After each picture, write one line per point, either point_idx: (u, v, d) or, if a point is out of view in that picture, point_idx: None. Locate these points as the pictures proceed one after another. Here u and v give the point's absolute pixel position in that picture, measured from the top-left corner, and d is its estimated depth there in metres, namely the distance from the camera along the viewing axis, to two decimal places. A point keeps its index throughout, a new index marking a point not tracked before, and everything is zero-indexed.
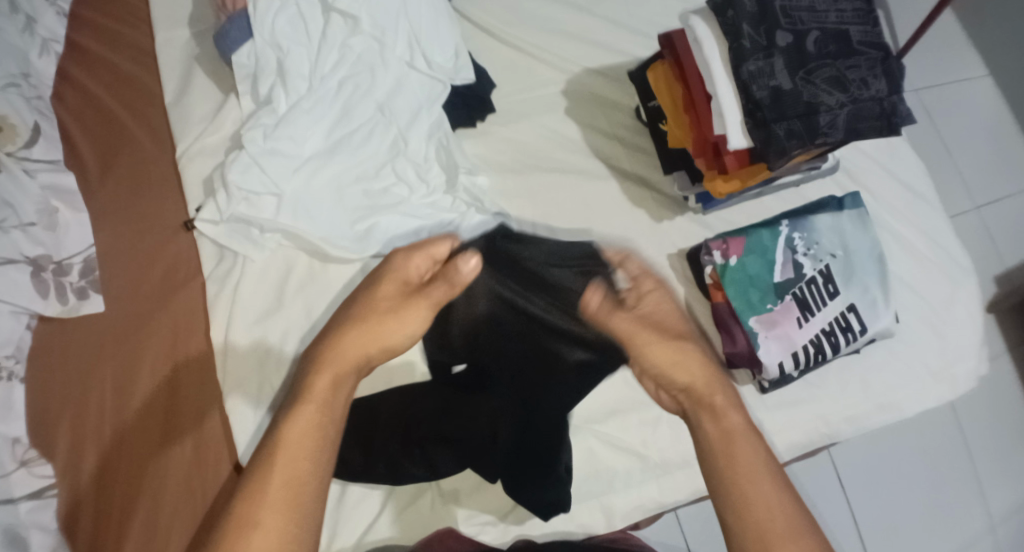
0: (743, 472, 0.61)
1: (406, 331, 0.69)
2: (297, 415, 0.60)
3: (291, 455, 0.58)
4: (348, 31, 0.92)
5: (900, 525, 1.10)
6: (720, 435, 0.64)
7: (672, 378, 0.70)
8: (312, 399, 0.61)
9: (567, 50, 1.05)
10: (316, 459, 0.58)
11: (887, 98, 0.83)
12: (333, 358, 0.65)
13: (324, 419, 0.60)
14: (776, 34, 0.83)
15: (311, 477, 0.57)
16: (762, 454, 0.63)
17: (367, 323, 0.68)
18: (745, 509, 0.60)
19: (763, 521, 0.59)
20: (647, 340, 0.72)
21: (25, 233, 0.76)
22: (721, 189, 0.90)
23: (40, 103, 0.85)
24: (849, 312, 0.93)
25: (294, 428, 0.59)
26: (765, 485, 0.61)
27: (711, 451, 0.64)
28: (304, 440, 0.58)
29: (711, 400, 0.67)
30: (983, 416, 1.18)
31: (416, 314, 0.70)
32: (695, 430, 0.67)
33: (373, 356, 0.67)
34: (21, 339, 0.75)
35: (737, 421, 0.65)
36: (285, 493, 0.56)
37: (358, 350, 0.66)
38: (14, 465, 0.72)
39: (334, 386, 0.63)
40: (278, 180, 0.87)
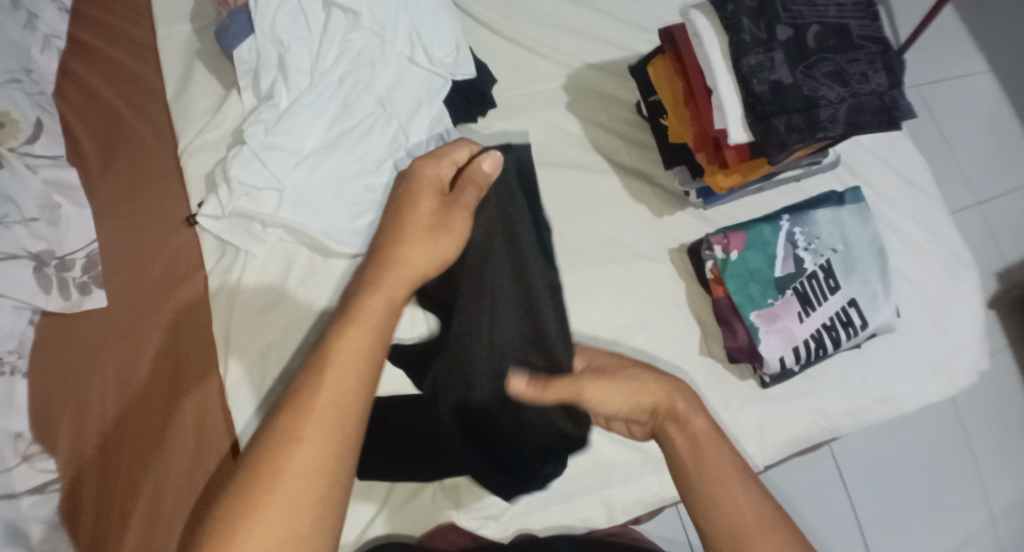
0: (710, 475, 0.65)
1: (447, 244, 0.67)
2: (345, 335, 0.59)
3: (336, 376, 0.57)
4: (349, 27, 0.93)
5: (901, 519, 1.10)
6: (686, 442, 0.68)
7: (633, 412, 0.73)
8: (361, 320, 0.60)
9: (568, 45, 1.05)
10: (363, 381, 0.57)
11: (887, 92, 0.83)
12: (383, 280, 0.63)
13: (374, 341, 0.59)
14: (776, 28, 0.83)
15: (357, 400, 0.57)
16: (727, 454, 0.66)
17: (409, 243, 0.65)
18: (715, 510, 0.64)
19: (730, 517, 0.63)
20: (595, 389, 0.73)
21: (28, 229, 0.79)
22: (721, 183, 0.91)
23: (43, 98, 0.88)
24: (850, 307, 0.93)
25: (343, 348, 0.58)
26: (732, 484, 0.64)
27: (679, 459, 0.68)
28: (352, 361, 0.58)
29: (673, 411, 0.71)
30: (984, 410, 1.18)
31: (460, 227, 0.69)
32: (665, 443, 0.70)
33: (423, 272, 0.66)
34: (24, 334, 0.78)
35: (701, 424, 0.69)
36: (331, 410, 0.55)
37: (405, 270, 0.64)
38: (15, 460, 0.74)
39: (382, 307, 0.62)
40: (279, 174, 0.87)
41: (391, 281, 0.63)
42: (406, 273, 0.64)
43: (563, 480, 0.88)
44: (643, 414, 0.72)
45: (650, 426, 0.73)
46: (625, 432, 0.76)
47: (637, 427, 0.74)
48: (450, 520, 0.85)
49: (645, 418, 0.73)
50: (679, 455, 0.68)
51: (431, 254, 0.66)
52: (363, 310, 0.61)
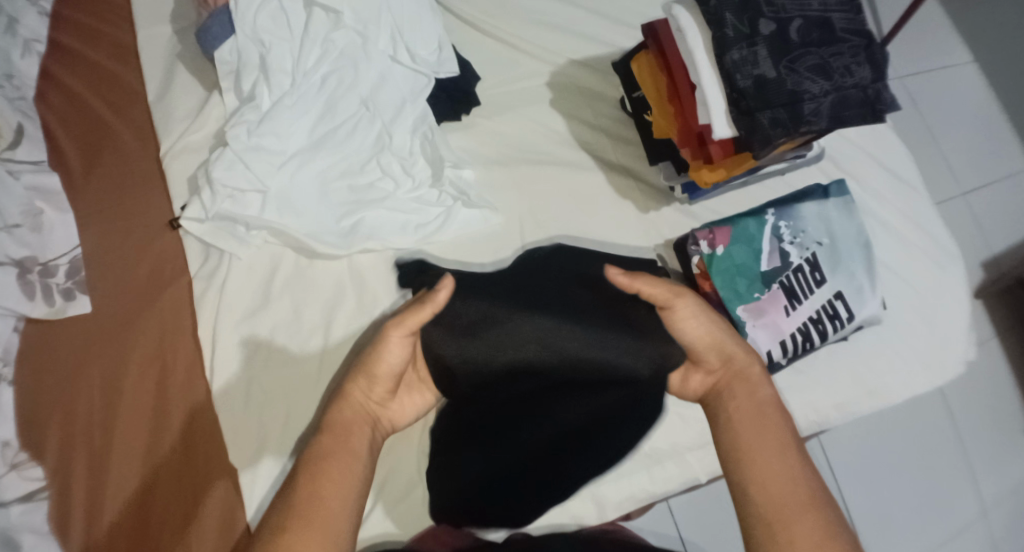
0: (762, 448, 0.69)
1: (390, 363, 0.74)
2: (323, 443, 0.68)
3: (324, 477, 0.65)
4: (330, 26, 0.92)
5: (892, 509, 1.11)
6: (750, 407, 0.72)
7: (705, 354, 0.77)
8: (336, 430, 0.69)
9: (552, 41, 1.05)
10: (349, 488, 0.66)
11: (871, 85, 0.83)
12: (345, 394, 0.73)
13: (350, 436, 0.70)
14: (759, 22, 0.83)
15: (343, 502, 0.65)
16: (783, 432, 0.70)
17: (353, 379, 0.74)
18: (760, 479, 0.67)
19: (769, 484, 0.66)
20: (685, 310, 0.78)
21: (10, 235, 0.78)
22: (707, 178, 0.91)
23: (24, 104, 0.86)
24: (837, 299, 0.93)
25: (328, 452, 0.67)
26: (784, 461, 0.68)
27: (734, 423, 0.71)
28: (339, 467, 0.67)
29: (747, 373, 0.75)
30: (971, 398, 1.19)
31: (396, 350, 0.74)
32: (725, 403, 0.74)
33: (375, 389, 0.75)
34: (9, 342, 0.77)
35: (768, 394, 0.73)
36: (316, 504, 0.63)
37: (360, 387, 0.74)
38: (3, 467, 0.73)
39: (356, 420, 0.71)
40: (263, 176, 0.87)
41: (360, 398, 0.74)
42: (364, 398, 0.74)
43: None
44: (714, 362, 0.77)
45: (717, 377, 0.77)
46: (680, 382, 0.80)
47: (700, 377, 0.78)
48: (444, 521, 0.85)
49: (714, 366, 0.77)
50: (738, 417, 0.72)
51: (385, 368, 0.74)
52: (339, 421, 0.71)
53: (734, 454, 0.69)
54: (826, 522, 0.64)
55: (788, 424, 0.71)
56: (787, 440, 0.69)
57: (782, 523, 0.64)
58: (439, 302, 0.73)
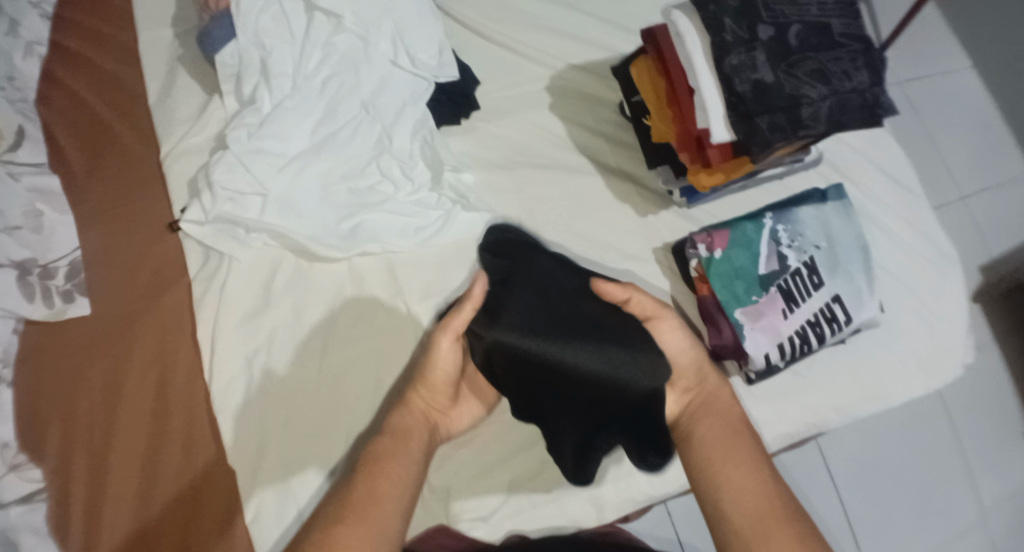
0: (732, 466, 0.71)
1: (446, 366, 0.79)
2: (383, 444, 0.72)
3: (381, 475, 0.68)
4: (332, 30, 0.92)
5: (890, 513, 1.11)
6: (721, 425, 0.75)
7: (683, 371, 0.79)
8: (397, 433, 0.73)
9: (552, 45, 1.05)
10: (406, 485, 0.69)
11: (869, 89, 0.83)
12: (408, 402, 0.79)
13: (412, 440, 0.73)
14: (758, 28, 0.83)
15: (397, 499, 0.67)
16: (753, 449, 0.72)
17: (417, 388, 0.80)
18: (734, 496, 0.69)
19: (740, 501, 0.69)
20: (667, 326, 0.79)
21: (11, 237, 0.79)
22: (705, 183, 0.91)
23: (25, 105, 0.88)
24: (834, 303, 0.94)
25: (387, 452, 0.70)
26: (757, 477, 0.70)
27: (705, 442, 0.74)
28: (396, 466, 0.69)
29: (718, 393, 0.78)
30: (970, 403, 1.19)
31: (448, 355, 0.78)
32: (699, 423, 0.76)
33: (435, 395, 0.80)
34: (9, 342, 0.78)
35: (737, 414, 0.76)
36: (369, 504, 0.65)
37: (423, 397, 0.79)
38: (3, 469, 0.74)
39: (414, 423, 0.76)
40: (263, 178, 0.87)
41: (422, 403, 0.79)
42: (426, 404, 0.79)
43: (552, 480, 0.88)
44: (688, 381, 0.79)
45: (690, 397, 0.79)
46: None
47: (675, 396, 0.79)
48: (442, 523, 0.85)
49: (687, 387, 0.79)
50: (707, 436, 0.74)
51: (440, 371, 0.79)
52: (399, 425, 0.74)
53: (706, 472, 0.72)
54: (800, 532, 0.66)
55: (756, 441, 0.74)
56: (756, 456, 0.72)
57: (758, 536, 0.66)
58: (478, 298, 0.75)
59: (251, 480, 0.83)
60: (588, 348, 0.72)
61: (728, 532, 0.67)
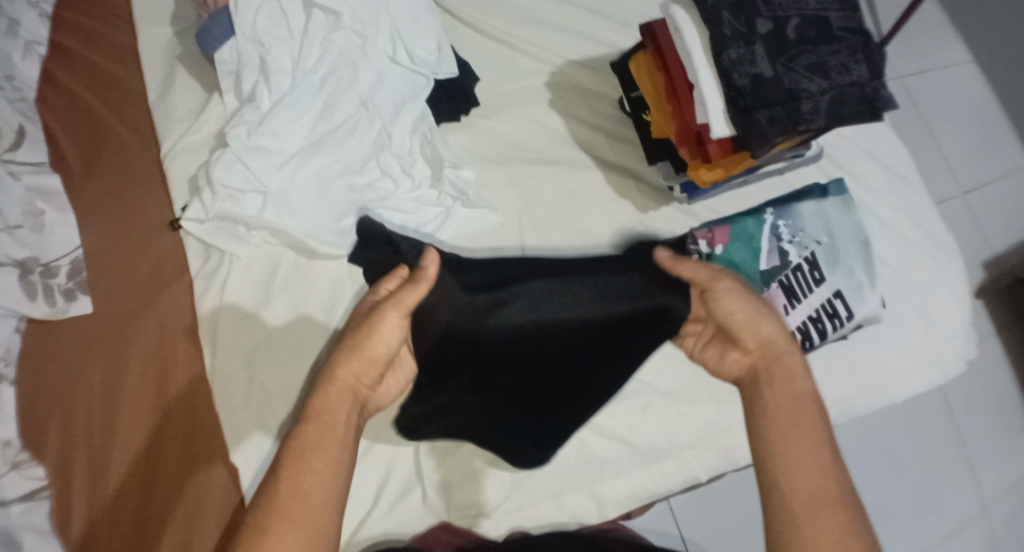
0: (794, 442, 0.66)
1: (382, 342, 0.74)
2: (307, 431, 0.66)
3: (307, 471, 0.63)
4: (330, 27, 0.92)
5: (892, 508, 1.11)
6: (786, 397, 0.69)
7: (742, 334, 0.76)
8: (319, 417, 0.67)
9: (550, 41, 1.05)
10: (332, 479, 0.64)
11: (869, 83, 0.83)
12: (330, 379, 0.71)
13: (337, 426, 0.67)
14: (756, 21, 0.83)
15: (321, 496, 0.62)
16: (818, 424, 0.67)
17: (345, 359, 0.72)
18: (792, 473, 0.65)
19: (797, 478, 0.64)
20: (724, 290, 0.77)
21: (10, 235, 0.80)
22: (705, 177, 0.91)
23: (25, 104, 0.88)
24: (836, 298, 0.93)
25: (313, 442, 0.65)
26: (817, 456, 0.65)
27: (770, 410, 0.69)
28: (322, 458, 0.64)
29: (787, 363, 0.72)
30: (972, 397, 1.18)
31: (392, 328, 0.73)
32: (763, 391, 0.71)
33: (363, 372, 0.73)
34: (9, 342, 0.77)
35: (806, 387, 0.70)
36: (292, 503, 0.61)
37: (350, 373, 0.72)
38: (5, 468, 0.74)
39: (341, 402, 0.70)
40: (262, 177, 0.87)
41: (350, 374, 0.72)
42: (354, 380, 0.72)
43: (554, 476, 0.88)
44: (751, 342, 0.75)
45: (753, 358, 0.75)
46: (716, 359, 0.79)
47: (737, 355, 0.77)
48: (445, 520, 0.86)
49: (751, 348, 0.75)
50: (775, 404, 0.69)
51: (378, 342, 0.73)
52: (324, 407, 0.68)
53: (766, 442, 0.67)
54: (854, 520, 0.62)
55: (823, 419, 0.68)
56: (821, 437, 0.66)
57: (805, 514, 0.62)
58: (432, 276, 0.74)
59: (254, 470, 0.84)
60: (584, 288, 0.79)
61: (779, 503, 0.64)
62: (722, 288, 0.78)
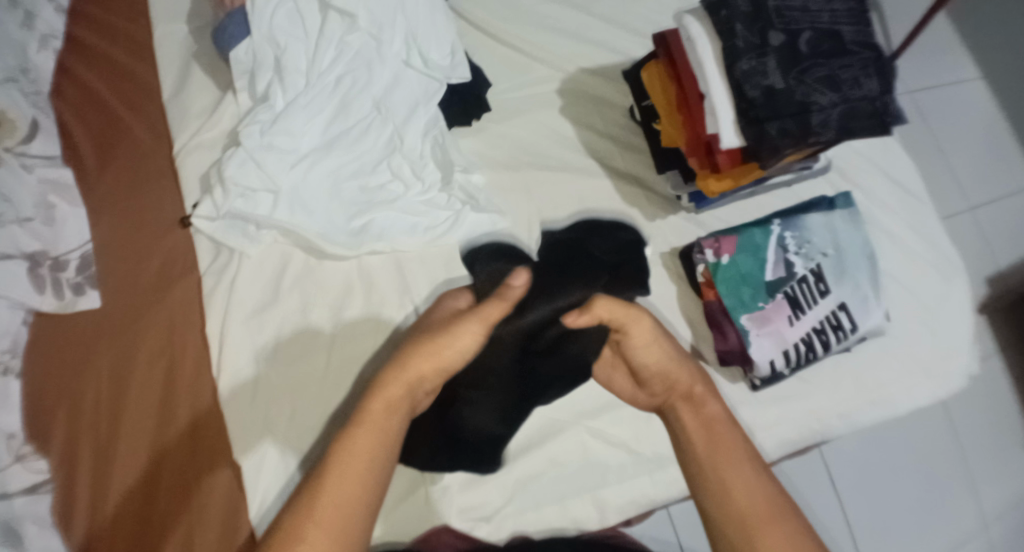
0: (722, 463, 0.69)
1: (459, 351, 0.71)
2: (354, 438, 0.66)
3: (342, 476, 0.63)
4: (345, 28, 0.92)
5: (892, 523, 1.11)
6: (699, 423, 0.73)
7: (651, 379, 0.77)
8: (369, 422, 0.67)
9: (563, 48, 1.06)
10: (370, 485, 0.64)
11: (880, 97, 0.83)
12: (386, 386, 0.69)
13: (383, 436, 0.66)
14: (769, 33, 0.83)
15: (355, 504, 0.63)
16: (739, 440, 0.71)
17: (412, 360, 0.70)
18: (724, 497, 0.68)
19: (730, 492, 0.68)
20: (641, 337, 0.75)
21: (24, 228, 0.81)
22: (714, 188, 0.91)
23: (39, 97, 0.88)
24: (840, 310, 0.94)
25: (356, 446, 0.65)
26: (741, 471, 0.69)
27: (689, 440, 0.72)
28: (360, 463, 0.64)
29: (690, 393, 0.75)
30: (975, 414, 1.19)
31: (468, 340, 0.71)
32: (675, 420, 0.75)
33: (427, 379, 0.71)
34: (17, 334, 0.78)
35: (715, 410, 0.73)
36: (330, 514, 0.62)
37: (415, 379, 0.69)
38: (9, 459, 0.75)
39: (393, 408, 0.68)
40: (274, 176, 0.88)
41: (411, 380, 0.69)
42: (416, 386, 0.70)
43: (556, 480, 0.89)
44: (656, 387, 0.77)
45: (659, 398, 0.77)
46: (627, 394, 0.80)
47: (645, 396, 0.79)
48: (446, 522, 0.85)
49: (657, 390, 0.77)
50: (688, 431, 0.73)
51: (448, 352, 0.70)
52: (371, 410, 0.67)
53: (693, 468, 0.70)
54: (791, 528, 0.65)
55: (740, 433, 0.72)
56: (742, 453, 0.70)
57: (744, 535, 0.65)
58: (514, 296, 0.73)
59: (254, 467, 0.84)
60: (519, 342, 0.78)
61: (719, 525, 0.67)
62: (638, 334, 0.75)
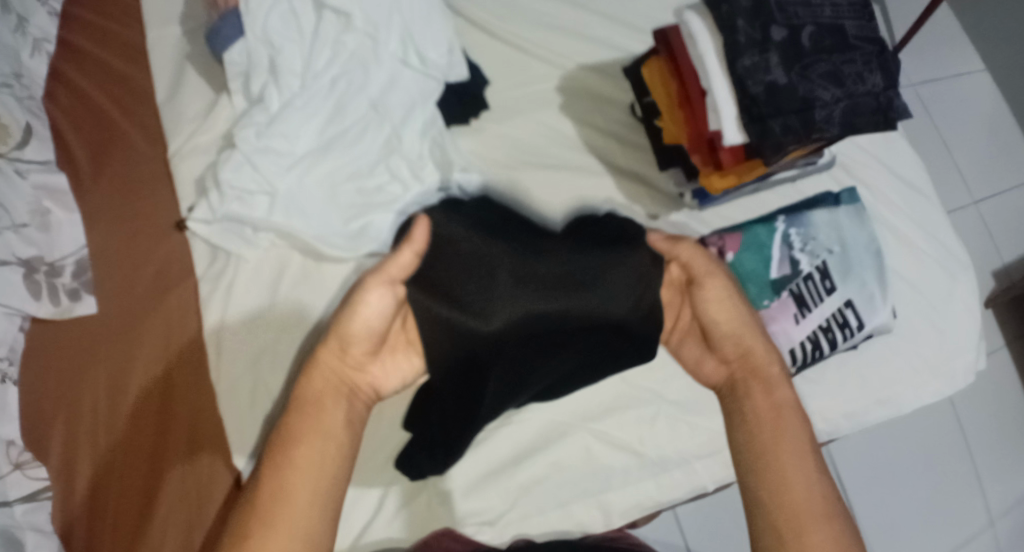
0: (781, 453, 0.63)
1: (364, 318, 0.68)
2: (297, 424, 0.64)
3: (292, 467, 0.60)
4: (341, 28, 0.91)
5: (901, 523, 1.09)
6: (767, 405, 0.66)
7: (722, 342, 0.72)
8: (306, 409, 0.65)
9: (562, 46, 1.04)
10: (325, 472, 0.61)
11: (883, 92, 0.82)
12: (315, 368, 0.68)
13: (321, 418, 0.65)
14: (771, 29, 0.82)
15: (312, 490, 0.60)
16: (804, 434, 0.64)
17: (324, 345, 0.69)
18: (780, 486, 0.61)
19: (788, 487, 0.61)
20: (715, 294, 0.72)
21: (19, 235, 0.77)
22: (717, 186, 0.90)
23: (33, 103, 0.86)
24: (847, 308, 0.93)
25: (299, 434, 0.63)
26: (800, 464, 0.62)
27: (750, 422, 0.66)
28: (311, 451, 0.62)
29: (766, 373, 0.69)
30: (982, 410, 1.17)
31: (375, 302, 0.68)
32: (744, 399, 0.68)
33: (352, 352, 0.70)
34: (15, 342, 0.76)
35: (787, 396, 0.67)
36: (276, 503, 0.58)
37: (332, 361, 0.69)
38: (8, 467, 0.72)
39: (329, 392, 0.67)
40: (271, 178, 0.86)
41: (332, 365, 0.69)
42: (339, 362, 0.69)
43: (559, 483, 0.87)
44: (728, 352, 0.72)
45: (734, 367, 0.71)
46: (693, 362, 0.75)
47: (715, 364, 0.73)
48: (447, 526, 0.84)
49: (730, 357, 0.72)
50: (756, 414, 0.66)
51: (362, 321, 0.68)
52: (309, 397, 0.66)
53: (750, 453, 0.64)
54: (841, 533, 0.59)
55: (807, 428, 0.65)
56: (806, 450, 0.63)
57: (792, 529, 0.59)
58: (419, 242, 0.67)
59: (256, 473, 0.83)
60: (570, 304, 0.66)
61: (766, 515, 0.61)
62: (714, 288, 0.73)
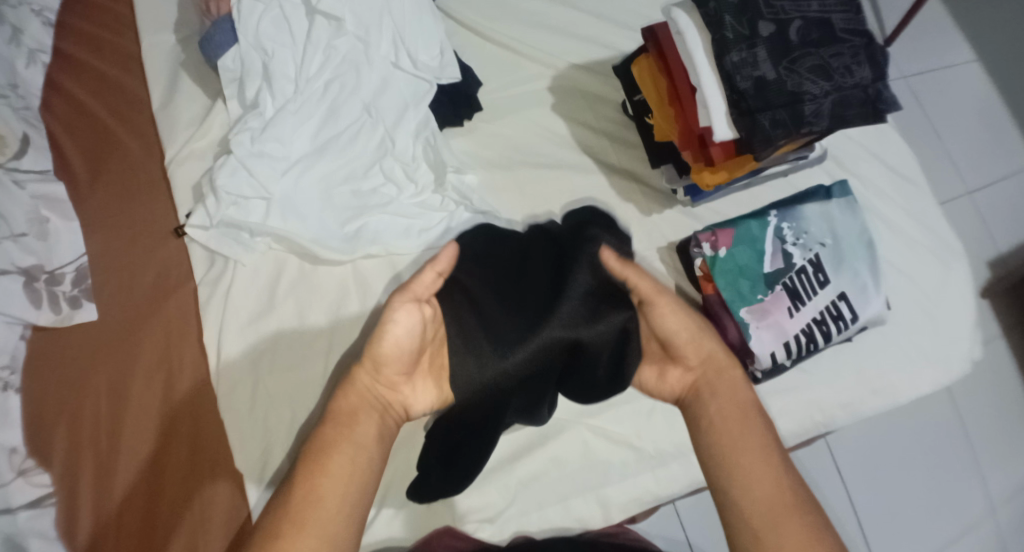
0: (748, 453, 0.64)
1: (393, 338, 0.70)
2: (325, 435, 0.65)
3: (320, 476, 0.62)
4: (332, 32, 0.92)
5: (901, 512, 1.10)
6: (731, 406, 0.68)
7: (682, 350, 0.73)
8: (340, 419, 0.67)
9: (553, 45, 1.05)
10: (355, 478, 0.63)
11: (872, 84, 0.83)
12: (350, 387, 0.69)
13: (355, 433, 0.66)
14: (759, 24, 0.83)
15: (343, 497, 0.62)
16: (767, 434, 0.65)
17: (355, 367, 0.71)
18: (748, 484, 0.62)
19: (755, 483, 0.62)
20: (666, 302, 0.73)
21: (17, 243, 0.79)
22: (709, 181, 0.91)
23: (29, 113, 0.87)
24: (840, 300, 0.93)
25: (334, 441, 0.65)
26: (767, 462, 0.63)
27: (716, 423, 0.67)
28: (343, 460, 0.64)
29: (727, 373, 0.71)
30: (980, 398, 1.18)
31: (404, 321, 0.69)
32: (707, 402, 0.69)
33: (386, 373, 0.71)
34: (16, 349, 0.77)
35: (747, 396, 0.69)
36: (304, 507, 0.60)
37: (366, 383, 0.70)
38: (12, 474, 0.73)
39: (362, 406, 0.68)
40: (267, 183, 0.87)
41: (366, 383, 0.70)
42: (372, 382, 0.71)
43: (558, 479, 0.88)
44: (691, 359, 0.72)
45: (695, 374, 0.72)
46: (654, 381, 0.74)
47: (676, 374, 0.73)
48: (448, 524, 0.85)
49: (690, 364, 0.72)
50: (721, 416, 0.67)
51: (391, 341, 0.70)
52: (343, 410, 0.68)
53: (715, 456, 0.65)
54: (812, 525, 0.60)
55: (768, 426, 0.66)
56: (770, 446, 0.65)
57: (766, 525, 0.60)
58: (444, 263, 0.72)
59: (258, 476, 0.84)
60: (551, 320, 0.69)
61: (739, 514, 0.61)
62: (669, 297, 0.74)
